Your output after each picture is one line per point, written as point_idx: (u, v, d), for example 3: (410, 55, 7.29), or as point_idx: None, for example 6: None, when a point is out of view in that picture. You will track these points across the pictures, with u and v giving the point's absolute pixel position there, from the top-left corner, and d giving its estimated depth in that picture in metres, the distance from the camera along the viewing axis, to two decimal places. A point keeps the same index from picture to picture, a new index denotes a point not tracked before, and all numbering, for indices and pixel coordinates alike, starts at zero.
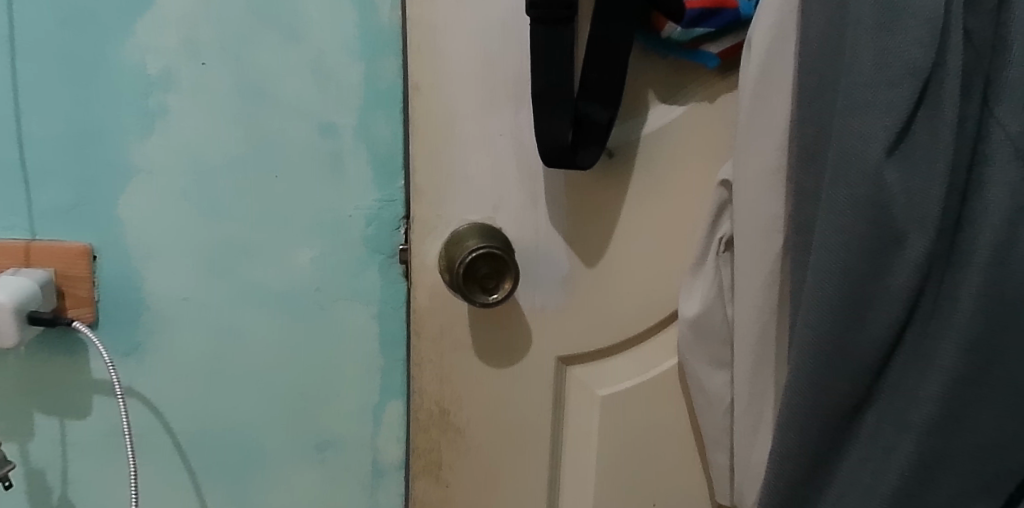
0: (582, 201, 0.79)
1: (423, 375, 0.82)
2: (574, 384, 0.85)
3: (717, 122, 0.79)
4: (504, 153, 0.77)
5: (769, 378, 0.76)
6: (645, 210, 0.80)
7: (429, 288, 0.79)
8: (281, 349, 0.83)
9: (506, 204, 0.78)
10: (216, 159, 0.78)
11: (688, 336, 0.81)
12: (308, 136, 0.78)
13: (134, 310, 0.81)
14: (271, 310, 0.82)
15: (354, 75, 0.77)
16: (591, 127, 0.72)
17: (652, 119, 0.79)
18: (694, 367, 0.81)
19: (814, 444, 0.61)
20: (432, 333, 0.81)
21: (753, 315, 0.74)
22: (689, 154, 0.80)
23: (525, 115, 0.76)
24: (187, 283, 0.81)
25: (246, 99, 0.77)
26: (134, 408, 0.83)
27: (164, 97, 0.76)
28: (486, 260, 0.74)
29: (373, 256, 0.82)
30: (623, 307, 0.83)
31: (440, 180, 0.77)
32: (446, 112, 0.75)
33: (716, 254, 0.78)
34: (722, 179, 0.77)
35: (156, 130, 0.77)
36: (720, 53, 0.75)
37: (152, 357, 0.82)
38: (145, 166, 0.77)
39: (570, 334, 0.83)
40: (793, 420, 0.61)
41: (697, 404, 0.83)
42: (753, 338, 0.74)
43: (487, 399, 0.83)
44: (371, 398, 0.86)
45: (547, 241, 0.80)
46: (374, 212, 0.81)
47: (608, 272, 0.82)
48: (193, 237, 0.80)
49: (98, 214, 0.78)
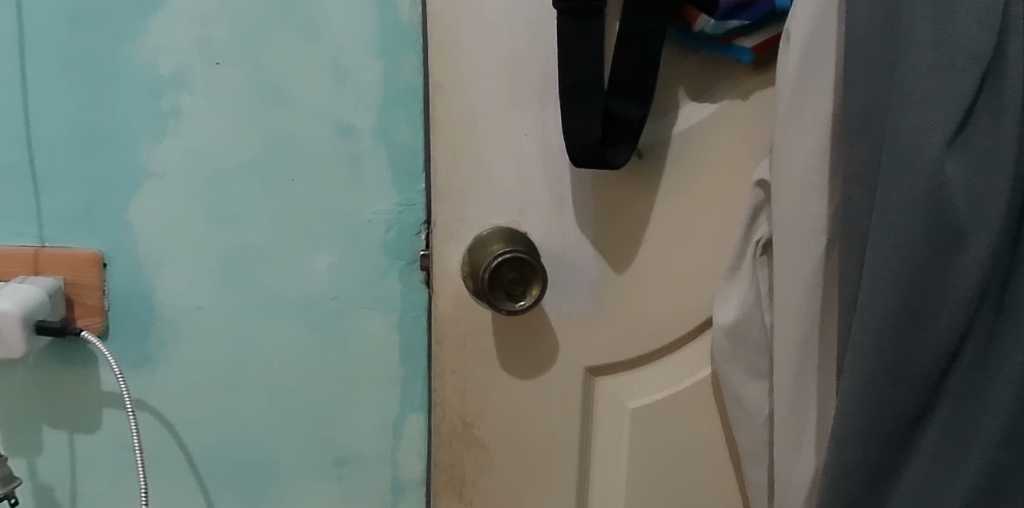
0: (612, 203, 0.75)
1: (445, 387, 0.78)
2: (603, 396, 0.81)
3: (752, 120, 0.76)
4: (530, 154, 0.74)
5: (811, 388, 0.72)
6: (678, 213, 0.77)
7: (452, 295, 0.76)
8: (297, 361, 0.80)
9: (531, 207, 0.75)
10: (231, 162, 0.75)
11: (723, 345, 0.77)
12: (326, 138, 0.75)
13: (146, 320, 0.77)
14: (287, 320, 0.79)
15: (374, 74, 0.74)
16: (623, 125, 0.69)
17: (684, 117, 0.75)
18: (730, 377, 0.78)
19: (874, 459, 0.57)
20: (455, 343, 0.77)
21: (794, 322, 0.70)
22: (723, 154, 0.76)
23: (551, 114, 0.73)
24: (201, 290, 0.78)
25: (262, 99, 0.74)
26: (146, 422, 0.80)
27: (177, 98, 0.73)
28: (513, 265, 0.71)
29: (393, 263, 0.79)
30: (655, 315, 0.79)
31: (463, 183, 0.74)
32: (469, 111, 0.72)
33: (753, 258, 0.75)
34: (758, 179, 0.74)
35: (168, 132, 0.74)
36: (755, 48, 0.72)
37: (164, 369, 0.79)
38: (158, 169, 0.74)
39: (599, 343, 0.79)
40: (850, 433, 0.57)
41: (733, 417, 0.79)
42: (795, 345, 0.71)
43: (512, 413, 0.79)
44: (391, 412, 0.82)
45: (574, 246, 0.76)
46: (394, 217, 0.78)
47: (639, 278, 0.78)
48: (207, 244, 0.77)
49: (108, 220, 0.75)
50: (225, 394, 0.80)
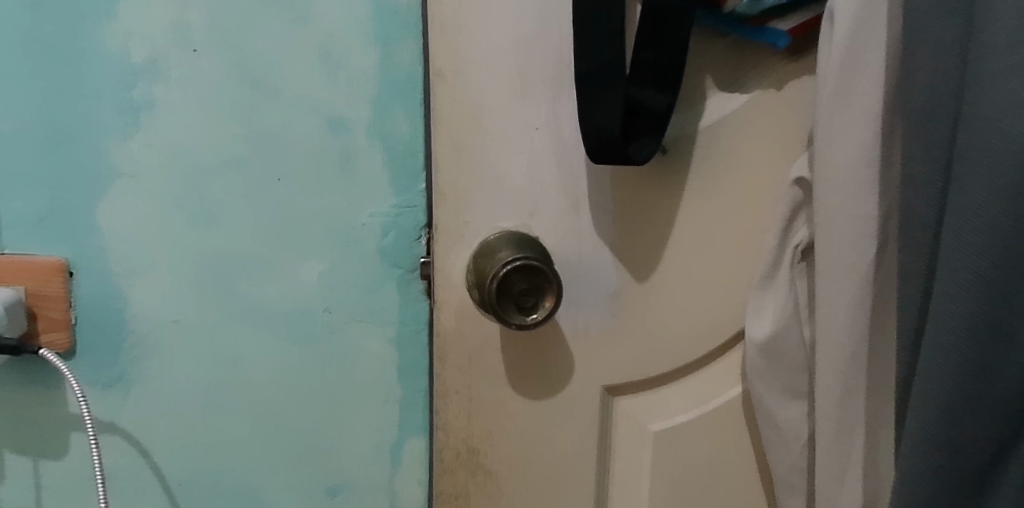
0: (632, 204, 0.68)
1: (448, 409, 0.71)
2: (623, 418, 0.74)
3: (786, 112, 0.69)
4: (541, 150, 0.66)
5: (859, 410, 0.64)
6: (707, 216, 0.69)
7: (456, 308, 0.68)
8: (286, 380, 0.73)
9: (543, 209, 0.67)
10: (211, 161, 0.68)
11: (757, 362, 0.69)
12: (317, 133, 0.68)
13: (116, 335, 0.70)
14: (274, 335, 0.72)
15: (368, 62, 0.67)
16: (646, 115, 0.61)
17: (713, 109, 0.68)
18: (765, 398, 0.70)
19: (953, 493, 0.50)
20: (458, 360, 0.70)
21: (839, 338, 0.62)
22: (755, 150, 0.69)
23: (565, 105, 0.66)
24: (177, 302, 0.70)
25: (245, 90, 0.66)
26: (117, 448, 0.73)
27: (151, 89, 0.66)
28: (524, 274, 0.63)
29: (391, 271, 0.71)
30: (680, 328, 0.71)
31: (467, 182, 0.66)
32: (473, 102, 0.65)
33: (791, 266, 0.67)
34: (795, 177, 0.66)
35: (141, 127, 0.66)
36: (791, 31, 0.64)
37: (137, 389, 0.71)
38: (129, 168, 0.67)
39: (620, 360, 0.71)
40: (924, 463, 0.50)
41: (767, 442, 0.72)
42: (841, 363, 0.63)
43: (523, 437, 0.72)
44: (388, 436, 0.74)
45: (591, 253, 0.69)
46: (391, 220, 0.70)
47: (663, 288, 0.70)
48: (184, 250, 0.69)
49: (75, 224, 0.68)
50: (205, 417, 0.73)
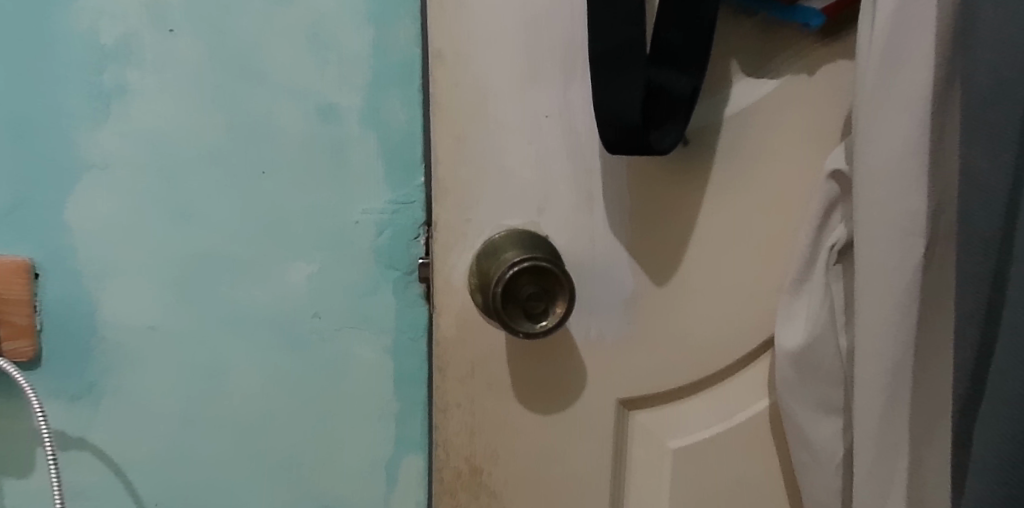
0: (651, 200, 0.62)
1: (448, 424, 0.65)
2: (639, 434, 0.68)
3: (819, 100, 0.63)
4: (550, 141, 0.60)
5: (903, 429, 0.58)
6: (732, 214, 0.63)
7: (457, 313, 0.62)
8: (271, 392, 0.67)
9: (553, 205, 0.61)
10: (189, 152, 0.62)
11: (788, 374, 0.63)
12: (304, 122, 0.62)
13: (86, 343, 0.64)
14: (258, 343, 0.66)
15: (361, 43, 0.61)
16: (666, 100, 0.55)
17: (738, 96, 0.62)
18: (796, 413, 0.64)
19: None
20: (460, 371, 0.64)
21: (881, 349, 0.56)
22: (784, 142, 0.63)
23: (577, 91, 0.60)
24: (153, 307, 0.64)
25: (226, 74, 0.61)
26: (88, 465, 0.67)
27: (122, 73, 0.60)
28: (532, 276, 0.57)
29: (387, 274, 0.66)
30: (703, 336, 0.65)
31: (468, 175, 0.60)
32: (477, 87, 0.59)
33: (826, 268, 0.61)
34: (832, 170, 0.60)
35: (112, 115, 0.61)
36: (825, 9, 0.59)
37: (109, 401, 0.65)
38: (99, 159, 0.61)
39: (637, 370, 0.65)
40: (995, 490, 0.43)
41: (797, 461, 0.65)
42: (883, 377, 0.57)
43: (530, 456, 0.66)
44: (384, 453, 0.69)
45: (605, 254, 0.63)
46: (387, 217, 0.64)
47: (685, 292, 0.64)
48: (159, 250, 0.63)
49: (39, 221, 0.62)
50: (184, 432, 0.67)
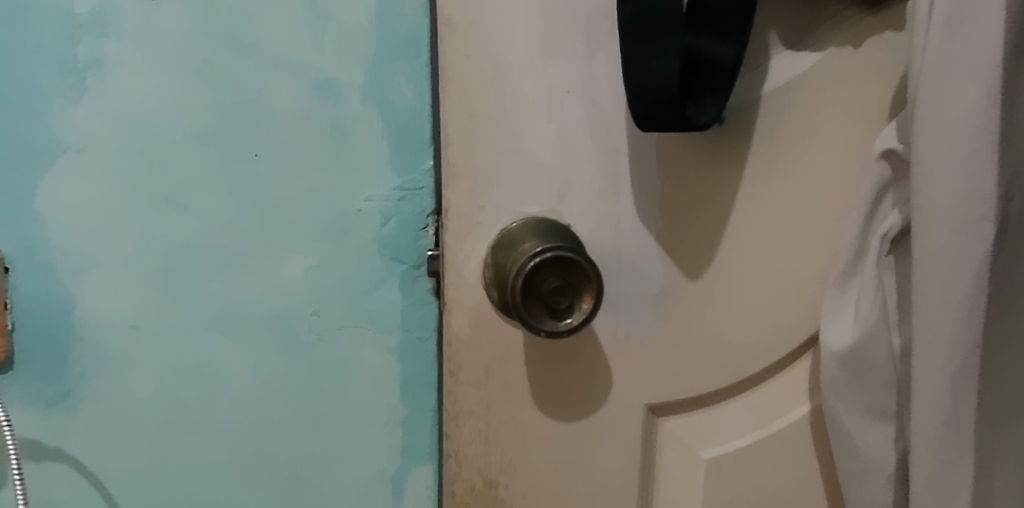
0: (684, 185, 0.56)
1: (461, 432, 0.59)
2: (668, 443, 0.62)
3: (865, 74, 0.57)
4: (573, 119, 0.55)
5: (969, 437, 0.52)
6: (771, 200, 0.57)
7: (470, 311, 0.57)
8: (266, 398, 0.61)
9: (575, 190, 0.56)
10: (174, 133, 0.56)
11: (836, 376, 0.57)
12: (301, 99, 0.57)
13: (61, 344, 0.59)
14: (251, 343, 0.60)
15: (363, 13, 0.56)
16: (705, 69, 0.49)
17: (777, 71, 0.56)
18: (843, 419, 0.58)
19: None
20: (473, 374, 0.58)
21: (944, 347, 0.50)
22: (829, 121, 0.57)
23: (601, 64, 0.54)
24: (134, 304, 0.59)
25: (215, 47, 0.55)
26: (64, 478, 0.61)
27: (100, 45, 0.55)
28: (556, 268, 0.50)
29: (392, 267, 0.60)
30: (740, 335, 0.59)
31: (483, 157, 0.55)
32: (492, 60, 0.53)
33: (878, 259, 0.55)
34: (883, 150, 0.54)
35: (88, 92, 0.55)
36: None
37: (87, 408, 0.60)
38: (75, 140, 0.56)
39: (667, 373, 0.59)
40: None
41: (844, 472, 0.60)
42: (945, 380, 0.51)
43: (550, 468, 0.60)
44: (390, 464, 0.63)
45: (633, 245, 0.57)
46: (392, 205, 0.59)
47: (721, 286, 0.58)
48: (142, 241, 0.58)
49: (9, 208, 0.56)
50: (169, 442, 0.61)
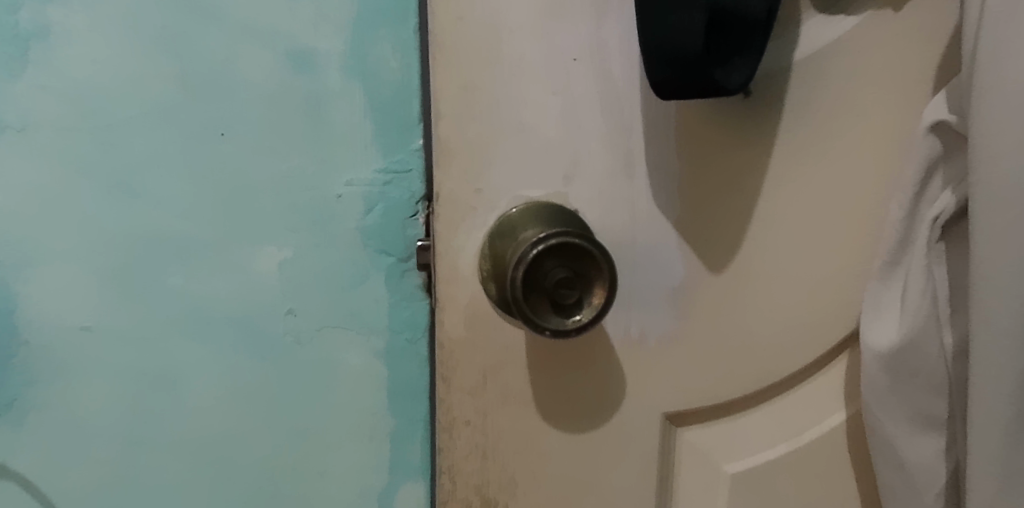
0: (705, 164, 0.50)
1: (454, 445, 0.53)
2: (688, 456, 0.55)
3: (912, 37, 0.49)
4: (580, 90, 0.48)
5: None
6: (804, 182, 0.51)
7: (465, 308, 0.50)
8: (237, 407, 0.56)
9: (584, 171, 0.49)
10: (130, 110, 0.51)
11: (879, 381, 0.50)
12: (274, 71, 0.51)
13: (6, 350, 0.54)
14: (219, 346, 0.55)
15: None
16: (738, 28, 0.42)
17: (810, 37, 0.49)
18: (886, 430, 0.51)
19: None
20: (468, 379, 0.51)
21: (1005, 349, 0.44)
22: (870, 92, 0.50)
23: (613, 27, 0.47)
24: (87, 304, 0.54)
25: (174, 13, 0.50)
26: (13, 498, 0.56)
27: (43, 11, 0.50)
28: (562, 257, 0.44)
29: (378, 260, 0.54)
30: (769, 335, 0.53)
31: (477, 135, 0.48)
32: (487, 24, 0.47)
33: (928, 246, 0.48)
34: (933, 123, 0.47)
35: (31, 63, 0.50)
36: None
37: (36, 416, 0.55)
38: (18, 118, 0.51)
39: (687, 377, 0.53)
40: None
41: (887, 488, 0.53)
42: (1006, 388, 0.44)
43: (556, 486, 0.53)
44: (377, 480, 0.57)
45: (649, 232, 0.50)
46: (377, 191, 0.53)
47: (747, 280, 0.52)
48: (95, 233, 0.53)
49: None
50: (127, 457, 0.56)
